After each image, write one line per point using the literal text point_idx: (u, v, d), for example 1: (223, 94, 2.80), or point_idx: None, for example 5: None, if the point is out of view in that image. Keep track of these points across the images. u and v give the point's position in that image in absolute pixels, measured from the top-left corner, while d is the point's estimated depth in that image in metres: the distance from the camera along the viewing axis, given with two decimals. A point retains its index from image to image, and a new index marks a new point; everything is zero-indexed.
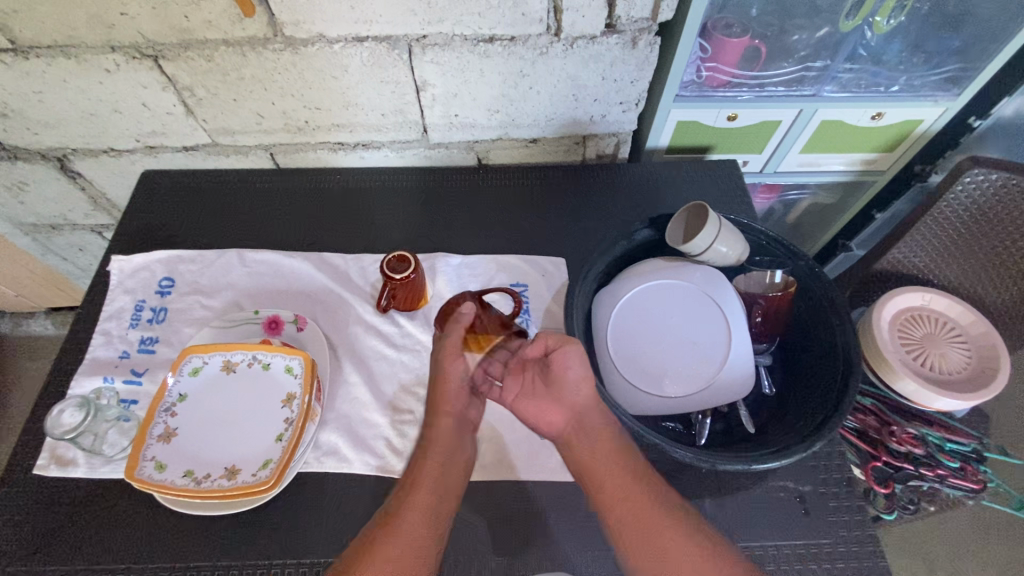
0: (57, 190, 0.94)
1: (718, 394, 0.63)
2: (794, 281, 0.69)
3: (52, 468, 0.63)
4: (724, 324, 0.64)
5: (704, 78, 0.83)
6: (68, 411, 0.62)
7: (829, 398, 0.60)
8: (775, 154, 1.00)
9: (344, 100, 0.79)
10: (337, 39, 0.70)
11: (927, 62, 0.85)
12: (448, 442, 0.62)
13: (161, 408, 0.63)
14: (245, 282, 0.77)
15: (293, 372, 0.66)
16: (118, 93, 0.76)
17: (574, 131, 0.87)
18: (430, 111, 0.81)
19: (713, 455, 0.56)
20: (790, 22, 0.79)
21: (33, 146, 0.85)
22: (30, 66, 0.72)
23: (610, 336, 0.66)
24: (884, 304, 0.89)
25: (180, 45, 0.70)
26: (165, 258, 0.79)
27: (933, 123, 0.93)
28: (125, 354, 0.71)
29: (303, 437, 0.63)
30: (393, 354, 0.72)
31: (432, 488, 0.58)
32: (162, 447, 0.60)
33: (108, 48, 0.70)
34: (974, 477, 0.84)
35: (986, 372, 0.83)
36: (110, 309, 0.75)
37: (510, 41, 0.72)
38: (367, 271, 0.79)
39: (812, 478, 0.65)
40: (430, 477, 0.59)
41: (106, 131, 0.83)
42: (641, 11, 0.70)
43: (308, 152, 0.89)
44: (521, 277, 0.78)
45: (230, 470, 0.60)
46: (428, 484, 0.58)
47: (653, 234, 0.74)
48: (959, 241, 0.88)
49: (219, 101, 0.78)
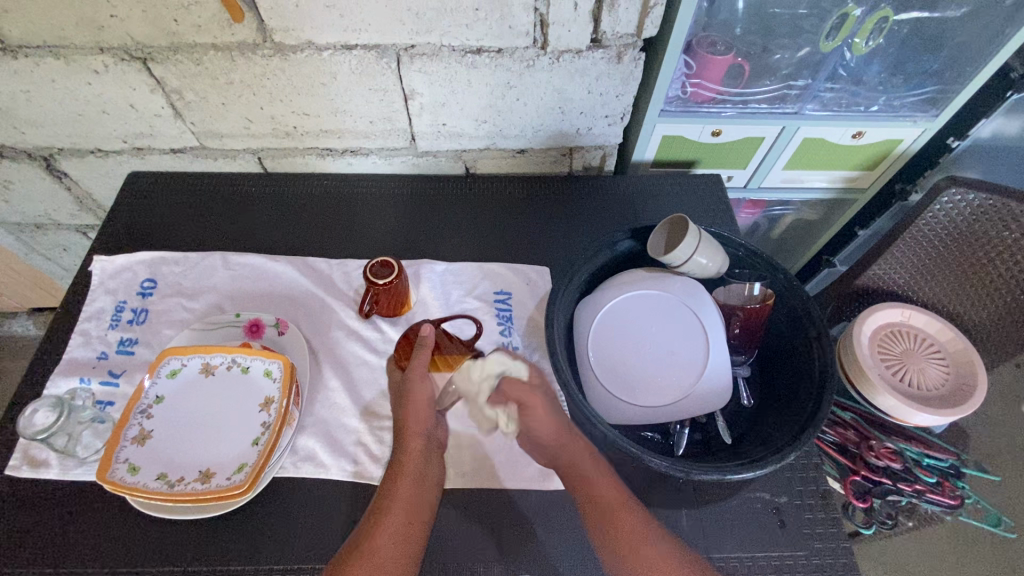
0: (42, 190, 0.94)
1: (695, 404, 0.64)
2: (773, 294, 0.70)
3: (24, 469, 0.62)
4: (702, 335, 0.65)
5: (688, 94, 0.85)
6: (41, 412, 0.62)
7: (805, 409, 0.61)
8: (759, 170, 1.01)
9: (332, 107, 0.79)
10: (326, 47, 0.71)
11: (906, 84, 0.87)
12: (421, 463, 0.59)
13: (136, 409, 0.62)
14: (228, 285, 0.77)
15: (272, 375, 0.66)
16: (106, 94, 0.76)
17: (561, 142, 0.88)
18: (418, 120, 0.82)
19: (688, 464, 0.56)
20: (773, 41, 0.81)
21: (20, 145, 0.85)
22: (18, 65, 0.72)
23: (590, 345, 0.67)
24: (864, 320, 0.91)
25: (169, 49, 0.71)
26: (148, 259, 0.79)
27: (912, 143, 0.95)
28: (103, 355, 0.71)
29: (280, 442, 0.62)
30: (374, 359, 0.72)
31: (403, 515, 0.55)
32: (135, 450, 0.60)
33: (97, 49, 0.71)
34: (951, 493, 0.85)
35: (963, 390, 0.85)
36: (90, 309, 0.74)
37: (497, 53, 0.73)
38: (351, 276, 0.79)
39: (788, 490, 0.65)
40: (403, 503, 0.56)
41: (94, 132, 0.83)
42: (627, 27, 0.71)
43: (296, 157, 0.90)
44: (505, 285, 0.79)
45: (204, 473, 0.60)
46: (397, 509, 0.55)
47: (634, 245, 0.74)
48: (936, 259, 0.90)
49: (207, 105, 0.79)
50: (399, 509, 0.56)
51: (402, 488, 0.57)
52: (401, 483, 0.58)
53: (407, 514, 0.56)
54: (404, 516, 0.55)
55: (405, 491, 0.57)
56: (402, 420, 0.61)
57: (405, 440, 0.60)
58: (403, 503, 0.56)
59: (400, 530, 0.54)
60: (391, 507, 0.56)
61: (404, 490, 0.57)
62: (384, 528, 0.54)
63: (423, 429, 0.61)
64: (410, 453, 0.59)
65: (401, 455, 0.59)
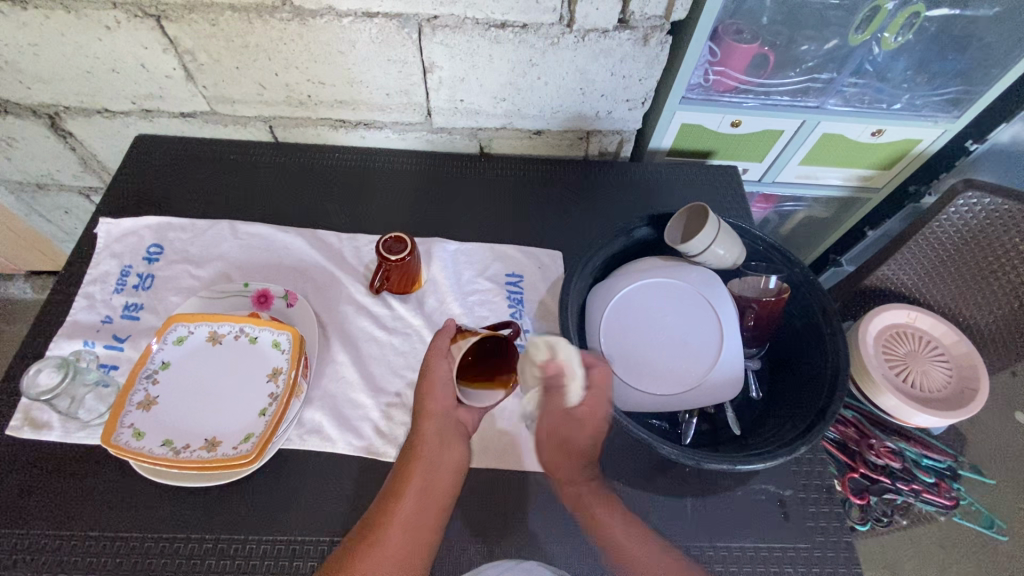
0: (46, 149, 0.92)
1: (706, 394, 0.63)
2: (789, 288, 0.68)
3: (26, 431, 0.61)
4: (717, 327, 0.65)
5: (711, 82, 0.84)
6: (46, 372, 0.61)
7: (815, 402, 0.61)
8: (774, 164, 1.00)
9: (349, 76, 0.77)
10: (347, 13, 0.69)
11: (930, 83, 0.86)
12: (435, 449, 0.58)
13: (142, 374, 0.62)
14: (236, 254, 0.76)
15: (280, 347, 0.65)
16: (117, 52, 0.74)
17: (578, 125, 0.87)
18: (436, 94, 0.80)
19: (699, 453, 0.56)
20: (800, 33, 0.80)
21: (24, 100, 0.82)
22: (28, 17, 0.70)
23: (603, 331, 0.66)
24: (872, 319, 0.94)
25: (184, 7, 0.69)
26: (155, 224, 0.77)
27: (931, 144, 0.94)
28: (108, 319, 0.69)
29: (287, 413, 0.62)
30: (384, 336, 0.71)
31: (418, 493, 0.56)
32: (141, 415, 0.59)
33: (108, 4, 0.69)
34: (947, 494, 0.87)
35: (966, 393, 0.86)
36: (94, 273, 0.73)
37: (522, 29, 0.71)
38: (361, 251, 0.78)
39: (794, 482, 0.65)
40: (416, 487, 0.56)
41: (102, 91, 0.81)
42: (656, 8, 0.69)
43: (308, 127, 0.87)
44: (517, 268, 0.78)
45: (209, 441, 0.59)
46: (411, 492, 0.55)
47: (652, 232, 0.74)
48: (940, 260, 0.92)
49: (221, 69, 0.77)
50: (417, 492, 0.56)
51: (417, 463, 0.57)
52: (416, 468, 0.57)
53: (422, 500, 0.55)
54: (418, 502, 0.55)
55: (419, 470, 0.57)
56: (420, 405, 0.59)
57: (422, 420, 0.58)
58: (417, 485, 0.56)
59: (412, 514, 0.54)
60: (404, 492, 0.56)
61: (419, 469, 0.57)
62: (397, 516, 0.54)
63: (441, 408, 0.59)
64: (424, 438, 0.58)
65: (416, 436, 0.58)
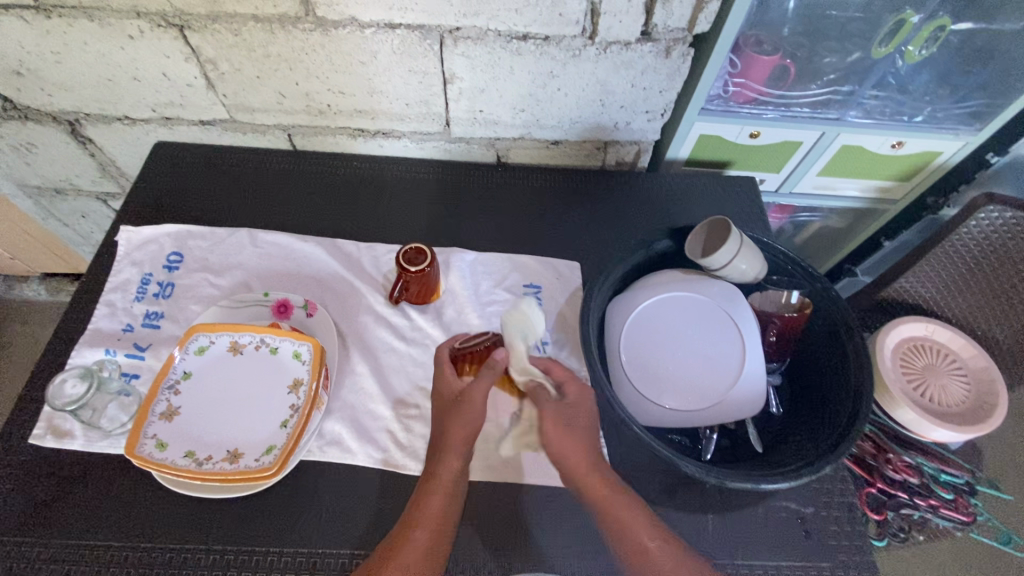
0: (66, 154, 0.92)
1: (728, 410, 0.63)
2: (810, 303, 0.67)
3: (48, 439, 0.61)
4: (739, 342, 0.64)
5: (730, 94, 0.84)
6: (70, 382, 0.61)
7: (840, 420, 0.60)
8: (792, 175, 0.99)
9: (370, 86, 0.77)
10: (369, 24, 0.69)
11: (952, 95, 0.85)
12: (452, 483, 0.57)
13: (164, 385, 0.62)
14: (255, 262, 0.76)
15: (300, 358, 0.65)
16: (139, 61, 0.75)
17: (596, 136, 0.86)
18: (455, 105, 0.80)
19: (722, 472, 0.55)
20: (821, 45, 0.80)
21: (46, 107, 0.83)
22: (52, 25, 0.70)
23: (623, 344, 0.66)
24: (889, 332, 0.93)
25: (207, 17, 0.69)
26: (175, 232, 0.78)
27: (951, 156, 0.94)
28: (128, 327, 0.70)
29: (308, 425, 0.62)
30: (402, 347, 0.71)
31: (433, 525, 0.54)
32: (163, 426, 0.59)
33: (133, 14, 0.69)
34: (965, 509, 0.88)
35: (984, 408, 0.86)
36: (116, 280, 0.73)
37: (544, 41, 0.71)
38: (379, 260, 0.78)
39: (815, 500, 0.65)
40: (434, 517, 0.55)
41: (123, 99, 0.81)
42: (679, 21, 0.69)
43: (326, 136, 0.87)
44: (536, 278, 0.78)
45: (231, 453, 0.59)
46: (428, 522, 0.54)
47: (672, 245, 0.73)
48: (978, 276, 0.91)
49: (242, 77, 0.77)
50: (430, 523, 0.54)
51: (436, 496, 0.56)
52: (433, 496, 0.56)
53: (436, 537, 0.54)
54: (433, 537, 0.54)
55: (439, 499, 0.56)
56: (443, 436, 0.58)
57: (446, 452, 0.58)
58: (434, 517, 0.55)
59: (429, 547, 0.53)
60: (422, 522, 0.54)
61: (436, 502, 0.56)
62: (412, 545, 0.53)
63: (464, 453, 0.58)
64: (448, 469, 0.57)
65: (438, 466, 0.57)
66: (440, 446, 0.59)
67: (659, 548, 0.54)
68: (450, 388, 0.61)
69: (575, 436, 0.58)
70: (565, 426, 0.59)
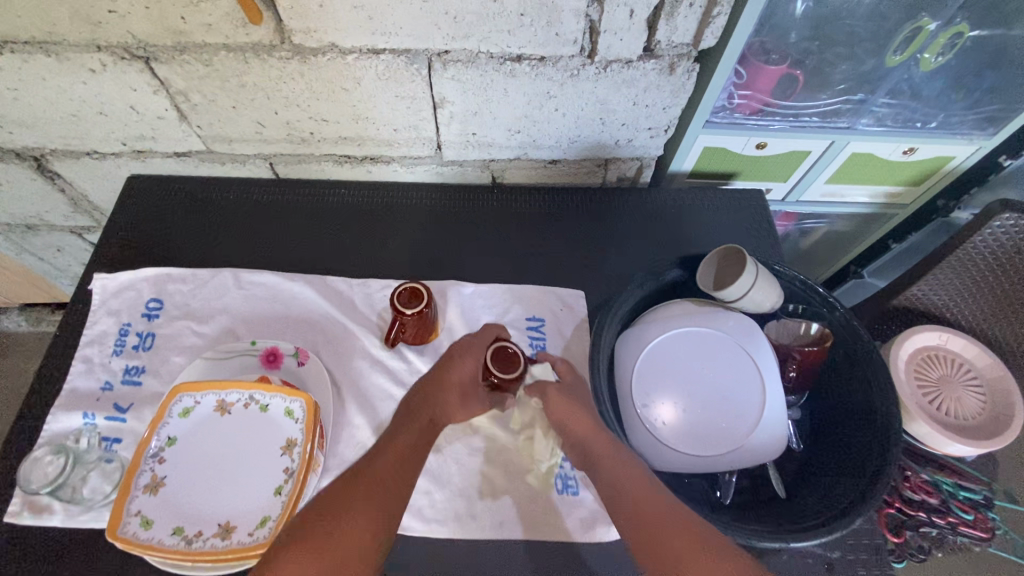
0: (34, 190, 0.86)
1: (749, 454, 0.60)
2: (831, 334, 0.65)
3: (25, 516, 0.57)
4: (758, 380, 0.61)
5: (736, 105, 0.79)
6: (44, 460, 0.58)
7: (871, 462, 0.56)
8: (799, 184, 0.95)
9: (355, 113, 0.72)
10: (351, 50, 0.64)
11: (967, 100, 0.81)
12: (421, 430, 0.58)
13: (147, 454, 0.58)
14: (241, 306, 0.72)
15: (293, 415, 0.61)
16: (104, 95, 0.69)
17: (597, 154, 0.82)
18: (447, 129, 0.75)
19: (747, 531, 0.52)
20: (831, 51, 0.75)
21: (7, 144, 0.77)
22: (5, 61, 0.64)
23: (635, 384, 0.63)
24: (902, 342, 0.90)
25: (174, 48, 0.63)
26: (153, 276, 0.73)
27: (963, 161, 0.90)
28: (107, 385, 0.65)
29: (305, 490, 0.58)
30: (401, 394, 0.67)
31: (388, 464, 0.54)
32: (149, 500, 0.55)
33: (93, 47, 0.63)
34: (983, 525, 0.84)
35: (1000, 420, 0.83)
36: (91, 333, 0.69)
37: (539, 62, 0.66)
38: (373, 299, 0.73)
39: (840, 542, 0.62)
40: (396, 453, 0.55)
41: (89, 133, 0.75)
42: (683, 36, 0.64)
43: (311, 163, 0.82)
44: (540, 311, 0.74)
45: (224, 527, 0.55)
46: (388, 460, 0.54)
47: (682, 274, 0.70)
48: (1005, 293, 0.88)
49: (216, 108, 0.71)
50: (388, 464, 0.54)
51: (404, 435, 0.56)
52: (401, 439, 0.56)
53: (393, 477, 0.53)
54: (390, 477, 0.53)
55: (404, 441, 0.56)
56: (428, 394, 0.59)
57: (424, 405, 0.59)
58: (397, 455, 0.55)
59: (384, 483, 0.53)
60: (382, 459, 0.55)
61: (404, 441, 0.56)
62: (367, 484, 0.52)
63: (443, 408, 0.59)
64: (421, 417, 0.58)
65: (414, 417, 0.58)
66: (421, 398, 0.59)
67: (654, 512, 0.51)
68: (460, 379, 0.59)
69: (577, 403, 0.59)
70: (567, 396, 0.60)
